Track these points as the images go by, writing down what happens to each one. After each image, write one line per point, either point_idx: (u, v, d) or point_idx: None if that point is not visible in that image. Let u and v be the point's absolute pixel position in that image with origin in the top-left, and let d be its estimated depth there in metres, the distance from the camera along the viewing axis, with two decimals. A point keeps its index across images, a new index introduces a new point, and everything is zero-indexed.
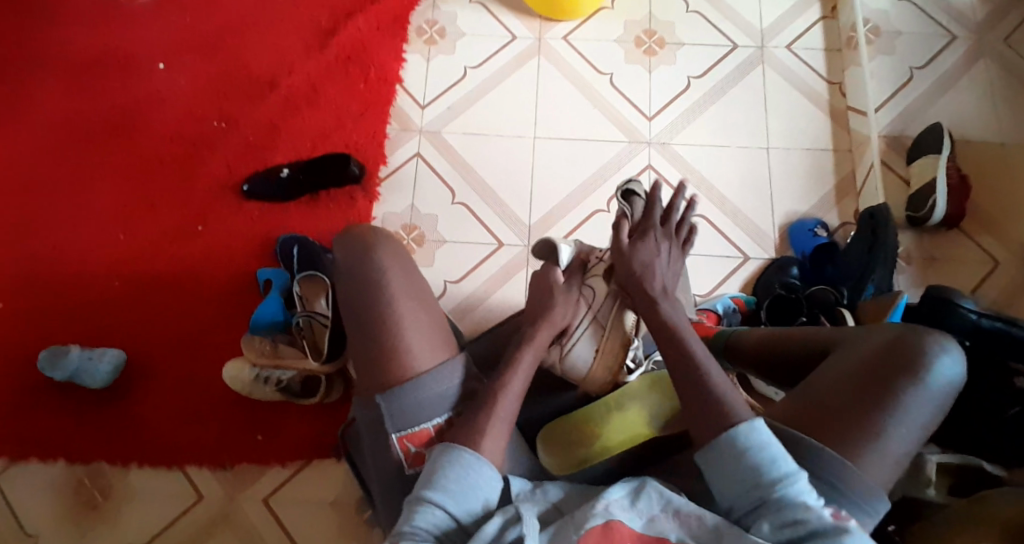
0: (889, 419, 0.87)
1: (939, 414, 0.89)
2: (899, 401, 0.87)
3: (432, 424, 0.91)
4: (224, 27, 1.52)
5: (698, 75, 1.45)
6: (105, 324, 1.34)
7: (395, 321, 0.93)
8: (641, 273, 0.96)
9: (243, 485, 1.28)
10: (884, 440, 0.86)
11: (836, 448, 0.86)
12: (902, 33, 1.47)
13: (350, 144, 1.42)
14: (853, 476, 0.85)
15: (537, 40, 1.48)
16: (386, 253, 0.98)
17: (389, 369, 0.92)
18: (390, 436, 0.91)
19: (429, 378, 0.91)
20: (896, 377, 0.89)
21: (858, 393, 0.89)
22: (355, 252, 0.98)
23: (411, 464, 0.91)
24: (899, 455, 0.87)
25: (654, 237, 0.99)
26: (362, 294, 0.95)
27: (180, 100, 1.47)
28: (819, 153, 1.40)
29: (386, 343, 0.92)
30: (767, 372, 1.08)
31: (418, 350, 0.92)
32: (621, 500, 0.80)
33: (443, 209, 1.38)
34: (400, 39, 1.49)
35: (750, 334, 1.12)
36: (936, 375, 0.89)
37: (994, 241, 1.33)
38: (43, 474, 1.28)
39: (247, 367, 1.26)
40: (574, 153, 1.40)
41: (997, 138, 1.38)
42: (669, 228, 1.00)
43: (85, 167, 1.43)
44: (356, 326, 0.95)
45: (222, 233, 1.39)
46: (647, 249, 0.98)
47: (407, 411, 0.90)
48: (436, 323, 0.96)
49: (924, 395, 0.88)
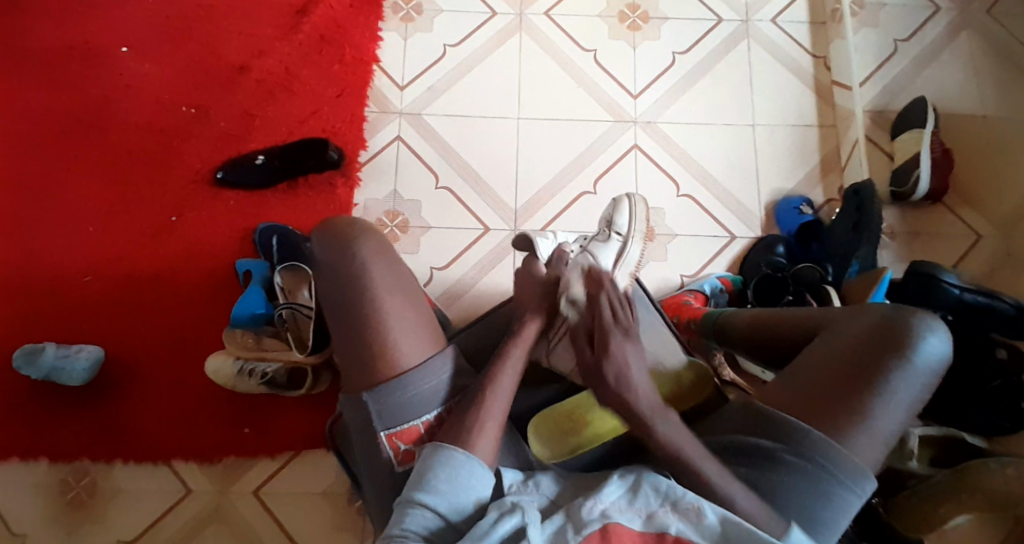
0: (876, 398, 0.88)
1: (926, 393, 0.90)
2: (886, 382, 0.88)
3: (421, 422, 0.90)
4: (190, 7, 1.45)
5: (683, 50, 1.42)
6: (80, 321, 1.30)
7: (379, 319, 0.91)
8: (620, 386, 0.86)
9: (233, 479, 1.26)
10: (872, 420, 0.87)
11: (823, 430, 0.88)
12: (886, 5, 1.45)
13: (328, 129, 1.37)
14: (841, 457, 0.86)
15: (518, 16, 1.44)
16: (367, 247, 0.95)
17: (377, 368, 0.90)
18: (379, 435, 0.90)
19: (415, 375, 0.90)
20: (882, 357, 0.89)
21: (846, 375, 0.90)
22: (334, 247, 0.96)
23: (402, 461, 0.90)
24: (886, 434, 0.88)
25: (611, 334, 0.88)
26: (344, 292, 0.93)
27: (146, 85, 1.41)
28: (803, 129, 1.39)
29: (371, 342, 0.91)
30: (754, 351, 1.09)
31: (404, 345, 0.91)
32: (617, 504, 0.80)
33: (426, 194, 1.35)
34: (376, 17, 1.43)
35: (733, 315, 1.12)
36: (922, 355, 0.90)
37: (976, 214, 1.34)
38: (26, 474, 1.25)
39: (231, 360, 1.23)
40: (558, 133, 1.37)
41: (981, 110, 1.38)
42: (618, 324, 0.88)
43: (48, 157, 1.37)
44: (338, 322, 0.93)
45: (198, 223, 1.34)
46: (613, 357, 0.87)
47: (395, 408, 0.89)
48: (422, 315, 0.94)
49: (910, 374, 0.89)
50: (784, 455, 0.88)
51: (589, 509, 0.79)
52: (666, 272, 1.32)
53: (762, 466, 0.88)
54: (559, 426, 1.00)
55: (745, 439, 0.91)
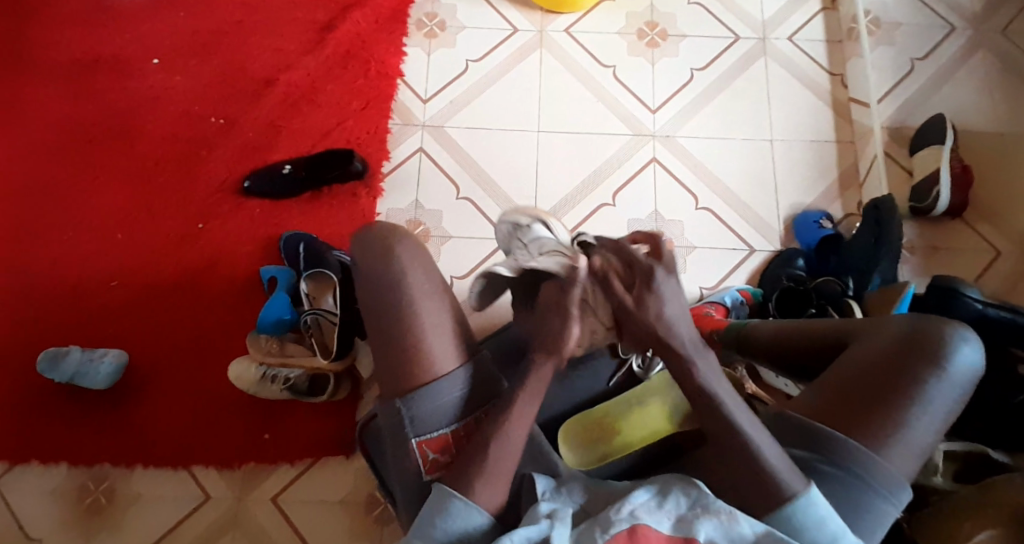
0: (912, 408, 0.87)
1: (960, 402, 0.90)
2: (921, 390, 0.88)
3: (448, 430, 0.90)
4: (220, 22, 1.49)
5: (701, 67, 1.45)
6: (105, 325, 1.32)
7: (411, 325, 0.92)
8: (665, 328, 0.80)
9: (252, 486, 1.26)
10: (908, 430, 0.87)
11: (859, 439, 0.87)
12: (901, 25, 1.47)
13: (353, 140, 1.40)
14: (878, 468, 0.86)
15: (539, 32, 1.47)
16: (405, 252, 0.96)
17: (408, 375, 0.90)
18: (409, 442, 0.90)
19: (442, 385, 0.90)
20: (916, 365, 0.89)
21: (880, 383, 0.89)
22: (373, 248, 0.96)
23: (429, 470, 0.90)
24: (921, 444, 0.88)
25: (652, 271, 0.80)
26: (378, 293, 0.94)
27: (176, 97, 1.44)
28: (821, 145, 1.41)
29: (401, 348, 0.91)
30: (778, 364, 1.08)
31: (436, 349, 0.91)
32: (648, 504, 0.79)
33: (448, 204, 1.37)
34: (400, 33, 1.47)
35: (758, 325, 1.12)
36: (956, 366, 0.89)
37: (997, 230, 1.34)
38: (46, 477, 1.26)
39: (254, 366, 1.26)
40: (578, 147, 1.39)
41: (997, 128, 1.39)
42: (656, 264, 0.80)
43: (80, 166, 1.40)
44: (375, 326, 0.94)
45: (224, 232, 1.37)
46: (656, 302, 0.80)
47: (425, 416, 0.90)
48: (454, 320, 0.95)
49: (945, 383, 0.89)
50: (819, 465, 0.87)
51: (617, 510, 0.78)
52: (686, 285, 1.33)
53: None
54: (594, 435, 1.00)
55: (779, 450, 0.90)
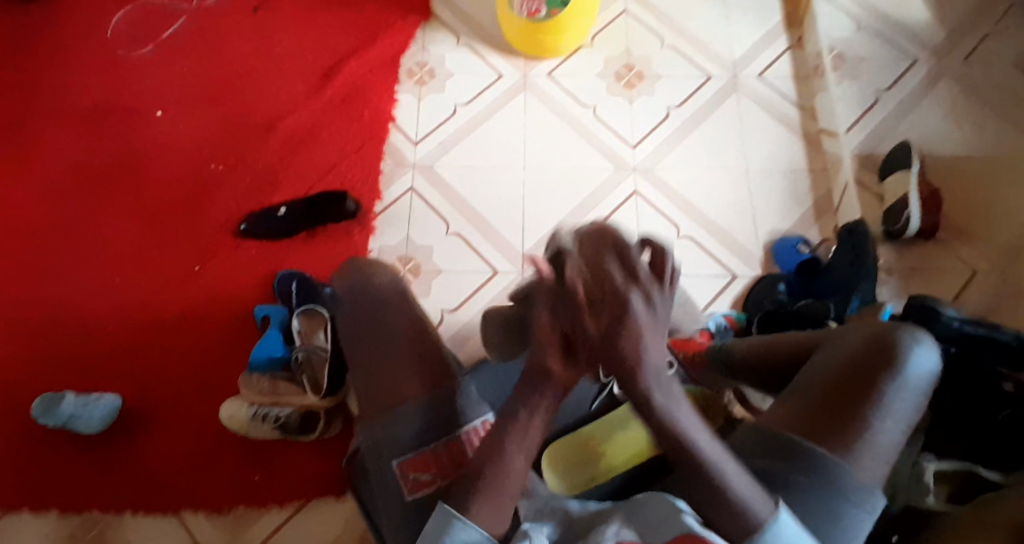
0: (874, 412, 0.92)
1: (922, 405, 0.94)
2: (882, 396, 0.92)
3: (430, 450, 0.96)
4: (219, 75, 1.55)
5: (677, 104, 1.52)
6: (100, 371, 1.33)
7: (384, 351, 1.03)
8: (632, 363, 0.74)
9: (243, 529, 1.26)
10: (874, 436, 0.91)
11: (827, 447, 0.90)
12: (866, 59, 1.55)
13: (346, 182, 1.45)
14: (846, 475, 0.89)
15: (523, 77, 1.54)
16: (384, 289, 1.10)
17: (379, 397, 1.00)
18: (391, 465, 0.95)
19: (411, 408, 0.97)
20: (877, 371, 0.94)
21: (843, 390, 0.94)
22: (359, 290, 1.10)
23: (412, 491, 0.94)
24: (889, 447, 0.91)
25: (612, 270, 0.72)
26: (359, 325, 1.06)
27: (176, 145, 1.49)
28: (796, 174, 1.47)
29: (375, 373, 1.02)
30: (761, 379, 1.12)
31: (405, 372, 1.01)
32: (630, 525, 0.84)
33: (438, 239, 1.41)
34: (392, 80, 1.54)
35: (736, 342, 1.16)
36: (913, 369, 0.94)
37: (971, 250, 1.39)
38: (35, 525, 1.25)
39: (245, 406, 1.27)
40: (565, 181, 1.45)
41: (964, 153, 1.46)
42: (639, 290, 0.72)
43: (81, 214, 1.43)
44: (354, 355, 1.04)
45: (219, 274, 1.40)
46: (631, 333, 0.73)
47: (404, 440, 0.96)
48: (428, 348, 1.03)
49: (904, 386, 0.93)
50: (793, 475, 0.89)
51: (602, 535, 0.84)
52: None
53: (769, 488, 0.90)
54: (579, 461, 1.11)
55: (754, 463, 0.92)
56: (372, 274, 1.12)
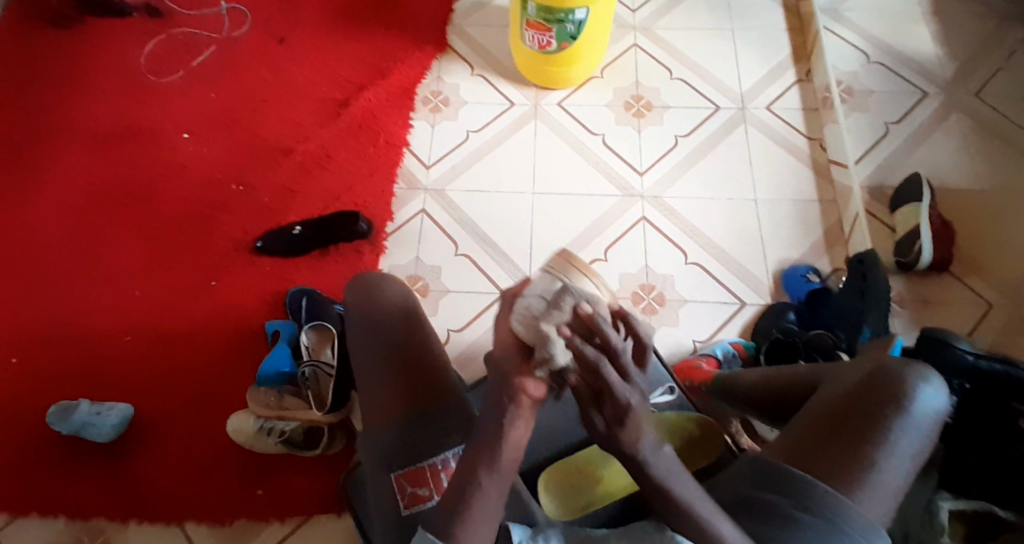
0: (879, 449, 0.90)
1: (929, 444, 0.92)
2: (888, 433, 0.91)
3: (428, 465, 0.96)
4: (243, 101, 1.62)
5: (685, 133, 1.54)
6: (114, 381, 1.37)
7: (377, 369, 1.04)
8: (632, 435, 0.80)
9: (243, 543, 1.26)
10: (878, 473, 0.89)
11: (830, 483, 0.89)
12: (874, 92, 1.56)
13: (360, 203, 1.49)
14: (848, 513, 0.87)
15: (534, 105, 1.58)
16: (389, 298, 1.10)
17: (371, 411, 1.02)
18: (389, 475, 0.97)
19: (396, 425, 0.99)
20: (883, 407, 0.92)
21: (847, 426, 0.92)
22: (364, 301, 1.09)
23: (407, 504, 0.95)
24: (893, 486, 0.90)
25: (604, 368, 0.76)
26: (360, 340, 1.07)
27: (200, 166, 1.55)
28: (804, 204, 1.47)
29: (367, 388, 1.04)
30: (764, 412, 1.10)
31: (393, 390, 1.02)
32: None
33: (447, 260, 1.44)
34: (408, 108, 1.59)
35: (742, 372, 1.15)
36: (922, 407, 0.92)
37: (986, 284, 1.37)
38: (42, 531, 1.27)
39: (251, 419, 1.29)
40: (573, 206, 1.47)
41: (975, 186, 1.45)
42: (632, 390, 0.78)
43: (105, 230, 1.49)
44: (358, 366, 1.06)
45: (233, 291, 1.44)
46: (630, 419, 0.79)
47: (404, 452, 0.97)
48: (423, 365, 1.04)
49: (911, 424, 0.91)
50: (794, 511, 0.88)
51: None
52: (679, 337, 1.36)
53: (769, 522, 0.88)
54: (573, 487, 1.10)
55: (755, 495, 0.91)
56: (379, 282, 1.11)
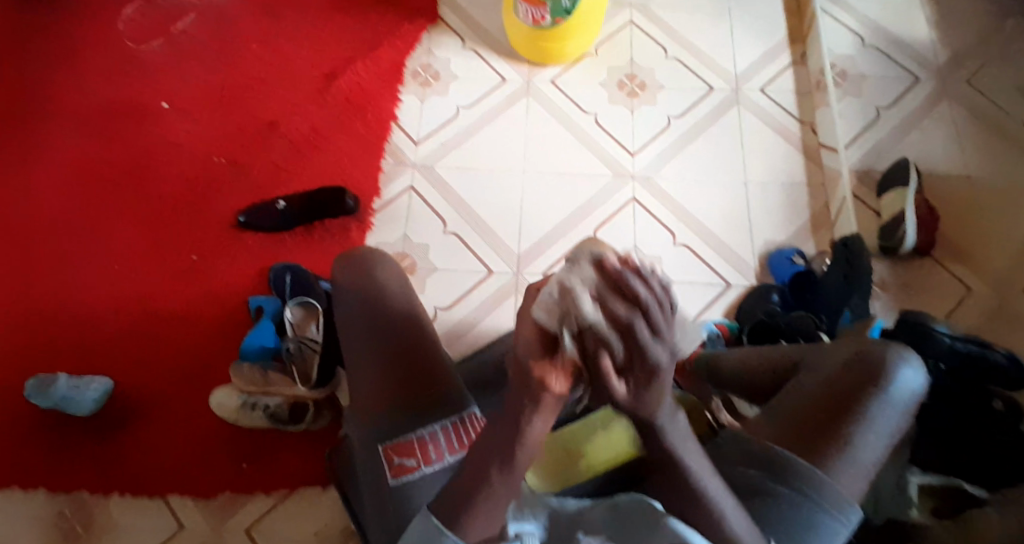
0: (857, 425, 0.91)
1: (905, 424, 0.93)
2: (865, 410, 0.92)
3: (416, 437, 0.93)
4: (228, 70, 1.58)
5: (678, 114, 1.53)
6: (95, 354, 1.34)
7: (367, 350, 1.02)
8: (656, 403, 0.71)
9: (228, 516, 1.26)
10: (854, 449, 0.90)
11: (809, 459, 0.89)
12: (867, 76, 1.56)
13: (347, 178, 1.47)
14: (826, 487, 0.87)
15: (526, 82, 1.56)
16: (381, 275, 1.11)
17: (362, 394, 0.99)
18: (377, 449, 0.93)
19: (388, 407, 0.96)
20: (861, 385, 0.94)
21: (826, 404, 0.94)
22: (356, 277, 1.11)
23: (394, 475, 0.91)
24: (869, 463, 0.90)
25: (640, 329, 0.63)
26: (350, 314, 1.07)
27: (183, 136, 1.52)
28: (794, 188, 1.47)
29: (358, 370, 1.01)
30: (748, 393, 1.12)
31: (385, 372, 0.99)
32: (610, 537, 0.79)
33: (435, 237, 1.42)
34: (397, 82, 1.56)
35: (725, 353, 1.16)
36: (899, 386, 0.94)
37: (969, 269, 1.38)
38: (22, 505, 1.25)
39: (234, 394, 1.28)
40: (564, 185, 1.46)
41: (964, 172, 1.46)
42: (665, 350, 0.65)
43: (85, 200, 1.45)
44: (348, 341, 1.06)
45: (217, 265, 1.42)
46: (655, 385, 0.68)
47: (394, 425, 0.94)
48: (413, 345, 1.02)
49: (888, 402, 0.93)
50: (771, 484, 0.87)
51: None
52: None
53: (746, 496, 0.88)
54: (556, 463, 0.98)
55: (736, 470, 0.90)
56: (372, 260, 1.13)
